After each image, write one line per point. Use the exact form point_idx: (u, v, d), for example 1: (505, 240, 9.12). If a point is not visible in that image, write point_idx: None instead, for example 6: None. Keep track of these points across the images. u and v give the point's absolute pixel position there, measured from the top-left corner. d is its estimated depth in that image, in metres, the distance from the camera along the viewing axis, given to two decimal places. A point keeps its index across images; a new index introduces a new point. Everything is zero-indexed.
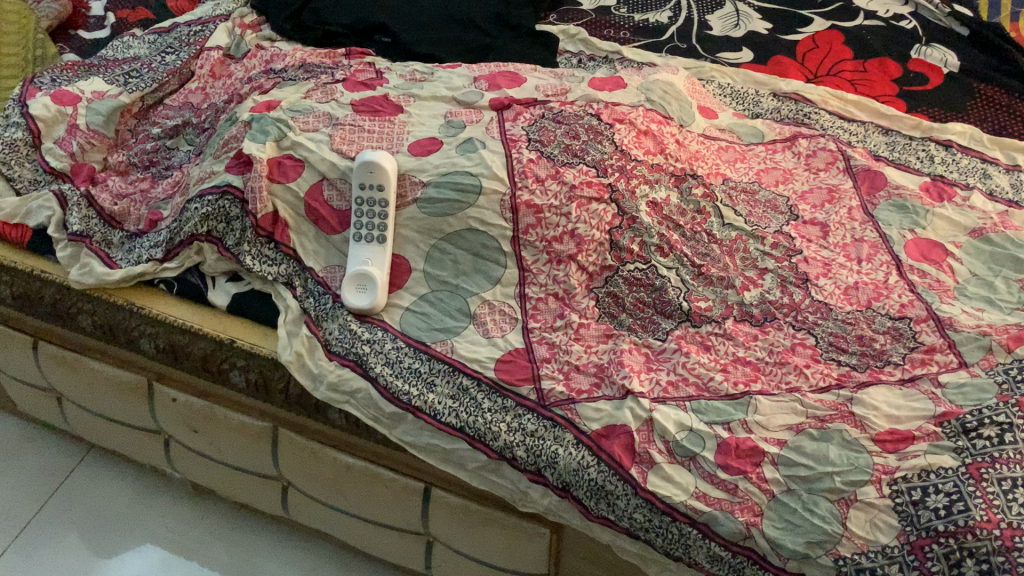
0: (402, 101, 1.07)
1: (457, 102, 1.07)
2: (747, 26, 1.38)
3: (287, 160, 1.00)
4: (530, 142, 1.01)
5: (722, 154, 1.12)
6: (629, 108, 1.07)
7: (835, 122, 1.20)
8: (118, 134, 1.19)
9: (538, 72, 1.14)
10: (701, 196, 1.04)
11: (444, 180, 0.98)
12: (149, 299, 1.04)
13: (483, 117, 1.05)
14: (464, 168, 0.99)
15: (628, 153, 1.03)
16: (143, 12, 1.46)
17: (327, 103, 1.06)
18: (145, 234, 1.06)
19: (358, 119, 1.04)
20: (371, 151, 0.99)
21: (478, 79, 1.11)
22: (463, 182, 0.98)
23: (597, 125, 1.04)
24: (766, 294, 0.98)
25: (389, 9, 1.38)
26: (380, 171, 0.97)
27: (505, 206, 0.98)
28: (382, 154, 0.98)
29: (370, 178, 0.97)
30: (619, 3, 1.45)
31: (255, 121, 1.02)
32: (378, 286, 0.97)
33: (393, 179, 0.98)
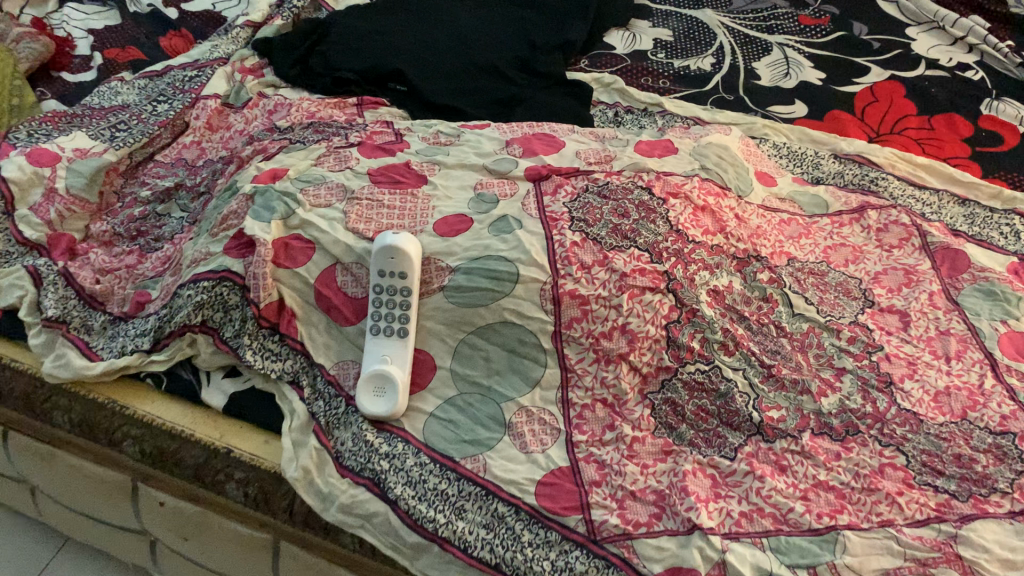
0: (426, 170, 0.94)
1: (488, 171, 0.95)
2: (799, 75, 1.26)
3: (296, 242, 0.87)
4: (574, 222, 0.88)
5: (785, 229, 1.00)
6: (682, 178, 0.94)
7: (905, 190, 1.07)
8: (103, 197, 1.06)
9: (576, 134, 1.02)
10: (766, 281, 0.92)
11: (476, 267, 0.86)
12: (136, 396, 0.91)
13: (518, 191, 0.92)
14: (499, 253, 0.86)
15: (684, 233, 0.90)
16: (133, 51, 1.33)
17: (341, 172, 0.93)
18: (130, 320, 0.93)
19: (376, 192, 0.91)
20: (393, 232, 0.86)
21: (510, 143, 0.98)
22: (498, 269, 0.85)
23: (649, 201, 0.91)
24: (846, 402, 0.85)
25: (405, 54, 1.26)
26: (403, 255, 0.84)
27: (546, 297, 0.85)
28: (404, 235, 0.86)
29: (391, 263, 0.84)
30: (656, 47, 1.32)
31: (259, 194, 0.89)
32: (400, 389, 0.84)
33: (416, 264, 0.85)
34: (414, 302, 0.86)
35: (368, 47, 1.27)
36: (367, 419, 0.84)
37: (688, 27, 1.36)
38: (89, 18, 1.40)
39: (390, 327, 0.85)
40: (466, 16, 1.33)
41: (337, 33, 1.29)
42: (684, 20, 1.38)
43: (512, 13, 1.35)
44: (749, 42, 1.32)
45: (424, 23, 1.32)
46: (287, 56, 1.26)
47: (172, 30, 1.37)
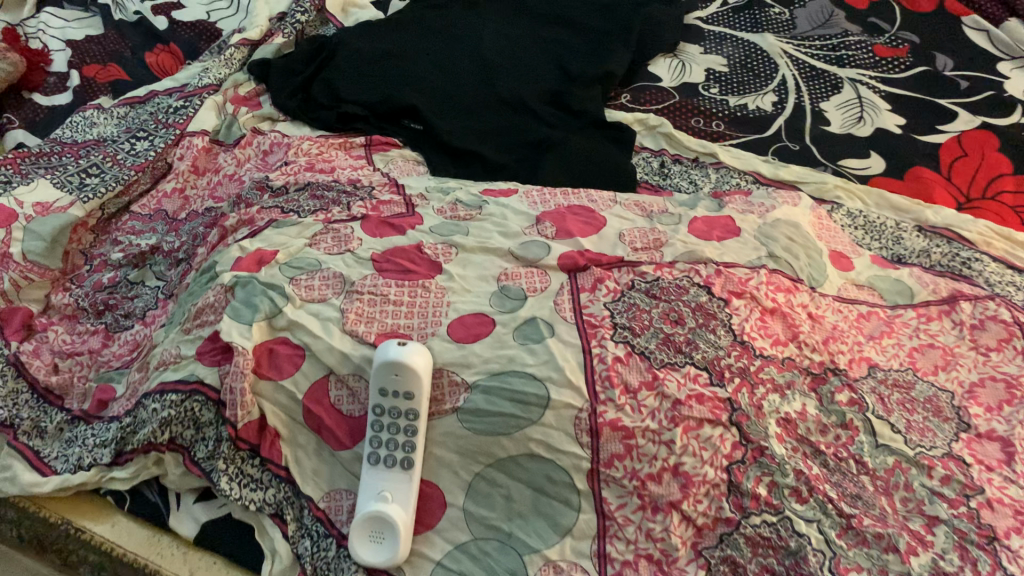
0: (440, 254, 0.79)
1: (514, 258, 0.79)
2: (875, 120, 1.09)
3: (281, 347, 0.73)
4: (616, 330, 0.73)
5: (864, 326, 0.85)
6: (746, 271, 0.79)
7: (1004, 275, 0.91)
8: (67, 258, 0.92)
9: (620, 206, 0.86)
10: (846, 403, 0.77)
11: (496, 385, 0.71)
12: (95, 518, 0.77)
13: (550, 287, 0.77)
14: (525, 369, 0.71)
15: (750, 345, 0.74)
16: (115, 70, 1.17)
17: (339, 257, 0.78)
18: (90, 423, 0.79)
19: (381, 284, 0.76)
20: (398, 342, 0.72)
21: (541, 220, 0.83)
22: (524, 391, 0.70)
23: (708, 303, 0.75)
24: (942, 563, 0.69)
25: (421, 85, 1.10)
26: (407, 371, 0.69)
27: (582, 427, 0.70)
28: (413, 346, 0.71)
29: (395, 380, 0.70)
30: (708, 80, 1.15)
31: (240, 286, 0.75)
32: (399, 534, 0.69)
33: (426, 381, 0.70)
34: (421, 427, 0.71)
35: (379, 75, 1.11)
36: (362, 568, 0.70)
37: (745, 56, 1.19)
38: (69, 27, 1.24)
39: (391, 456, 0.70)
40: (492, 39, 1.17)
41: (344, 57, 1.13)
42: (741, 46, 1.21)
43: (544, 35, 1.19)
44: (816, 76, 1.15)
45: (445, 46, 1.16)
46: (286, 84, 1.11)
47: (160, 46, 1.22)
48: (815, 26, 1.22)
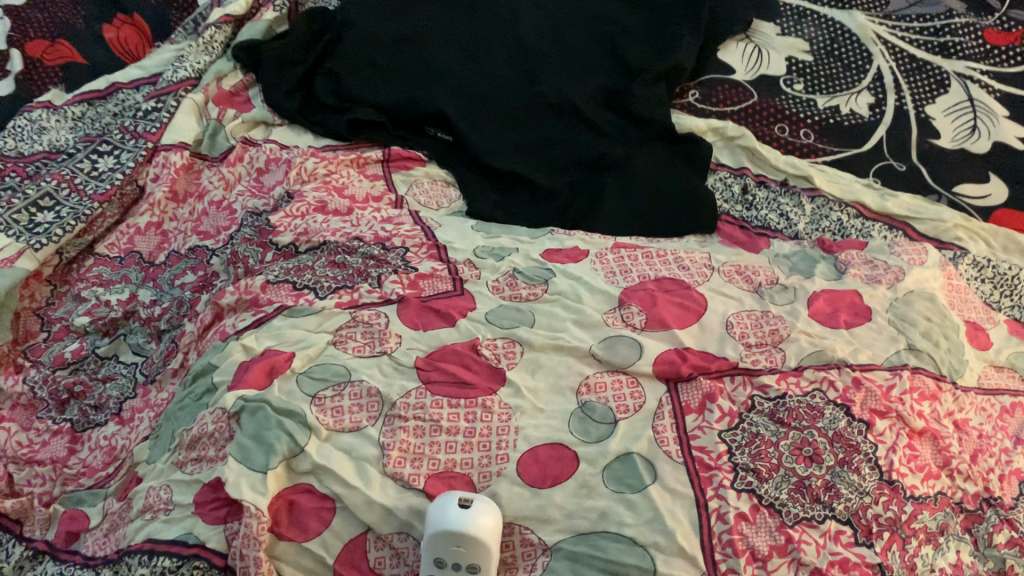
0: (502, 357, 0.62)
1: (596, 360, 0.62)
2: (992, 132, 0.91)
3: (304, 497, 0.56)
4: (738, 473, 0.57)
5: (1013, 424, 0.69)
6: (887, 376, 0.63)
7: None
8: (18, 324, 0.73)
9: (720, 277, 0.69)
10: (1007, 546, 0.62)
11: (581, 550, 0.55)
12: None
13: (645, 407, 0.60)
14: (623, 530, 0.55)
15: (900, 486, 0.59)
16: (66, 49, 0.95)
17: (373, 361, 0.61)
18: (57, 560, 0.60)
19: (430, 405, 0.59)
20: (457, 497, 0.55)
21: (625, 302, 0.66)
22: (620, 560, 0.54)
23: (848, 430, 0.60)
24: None
25: (449, 80, 0.90)
26: (476, 540, 0.53)
27: None
28: (479, 504, 0.54)
29: (457, 551, 0.53)
30: (791, 72, 0.96)
31: (248, 413, 0.57)
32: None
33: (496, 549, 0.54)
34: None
35: (396, 65, 0.91)
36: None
37: (830, 40, 0.99)
38: None
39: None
40: (530, 15, 0.96)
41: (353, 41, 0.93)
42: (826, 27, 1.01)
43: (593, 10, 0.98)
44: (919, 70, 0.95)
45: (472, 25, 0.95)
46: (281, 77, 0.91)
47: (122, 17, 1.01)
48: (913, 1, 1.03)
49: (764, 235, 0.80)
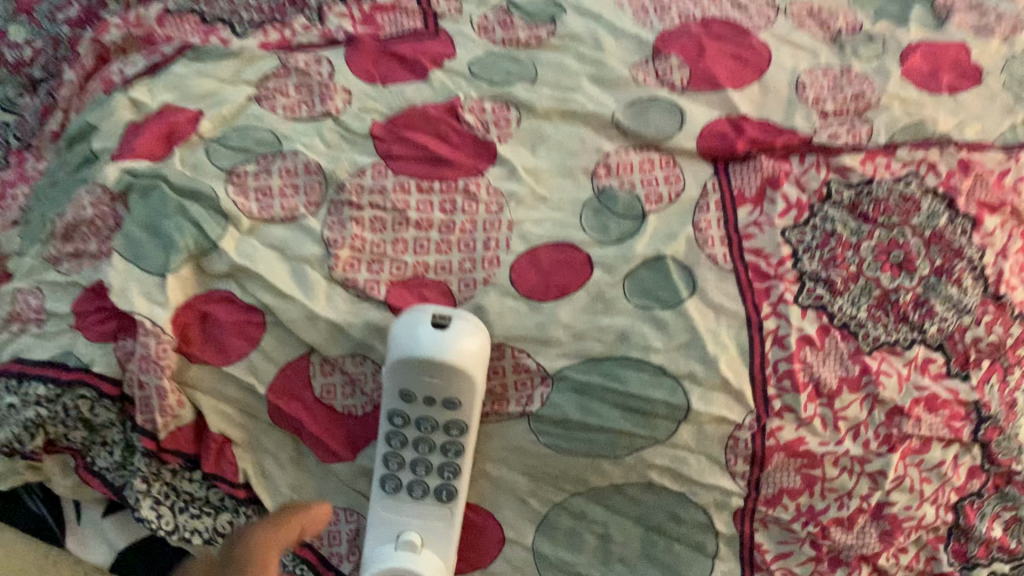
0: (491, 126, 0.46)
1: (620, 132, 0.46)
2: None
3: (221, 308, 0.41)
4: (805, 285, 0.43)
5: None
6: (1001, 158, 0.48)
7: None
8: None
9: (787, 20, 0.51)
10: None
11: (597, 380, 0.42)
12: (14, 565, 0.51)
13: (683, 197, 0.45)
14: (649, 358, 0.42)
15: (1007, 303, 0.45)
16: None
17: (314, 125, 0.45)
18: None
19: (394, 189, 0.43)
20: (427, 310, 0.40)
21: (661, 52, 0.48)
22: (646, 396, 0.42)
23: (949, 229, 0.45)
24: None
25: None
26: (454, 371, 0.40)
27: (738, 451, 0.43)
28: (458, 322, 0.40)
29: (428, 384, 0.40)
30: None
31: (139, 194, 0.42)
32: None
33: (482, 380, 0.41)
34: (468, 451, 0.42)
35: None
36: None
37: None
38: None
39: (422, 494, 0.43)
40: None
41: None
42: None
43: None
44: None
45: None
46: None
47: None
48: None
49: None
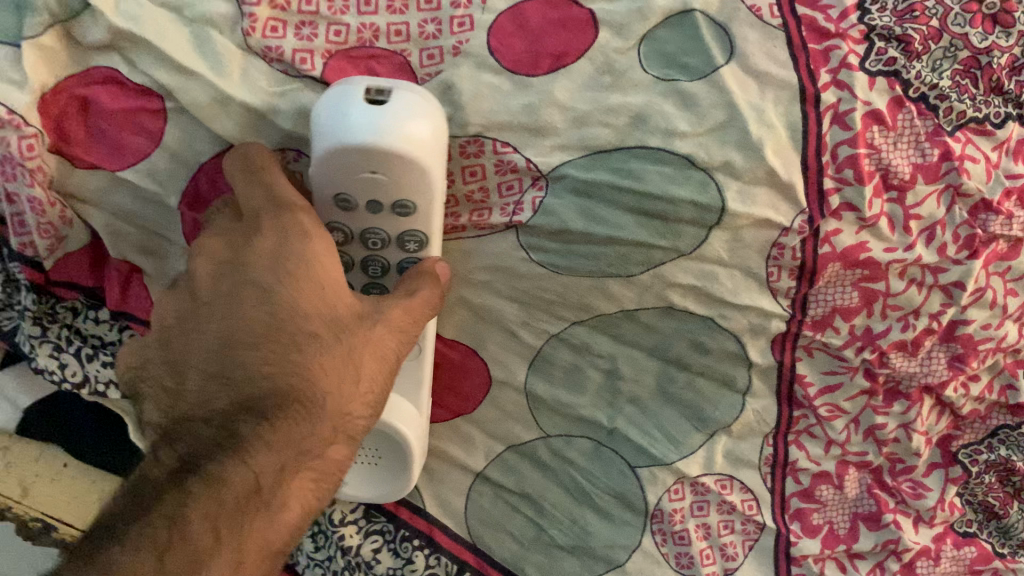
0: None
1: None
2: None
3: (102, 94, 0.31)
4: (875, 46, 0.33)
5: None
6: None
7: None
8: None
9: None
10: None
11: (604, 176, 0.33)
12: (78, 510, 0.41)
13: None
14: (672, 145, 0.32)
15: None
16: None
17: None
18: None
19: None
20: (357, 82, 0.30)
21: None
22: (669, 196, 0.32)
23: None
24: None
25: None
26: (401, 162, 0.30)
27: (782, 263, 0.34)
28: (399, 96, 0.30)
29: (368, 184, 0.30)
30: None
31: None
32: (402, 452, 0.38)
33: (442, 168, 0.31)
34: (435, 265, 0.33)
35: None
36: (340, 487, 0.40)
37: None
38: None
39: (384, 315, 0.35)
40: None
41: None
42: None
43: None
44: None
45: None
46: None
47: None
48: None
49: None
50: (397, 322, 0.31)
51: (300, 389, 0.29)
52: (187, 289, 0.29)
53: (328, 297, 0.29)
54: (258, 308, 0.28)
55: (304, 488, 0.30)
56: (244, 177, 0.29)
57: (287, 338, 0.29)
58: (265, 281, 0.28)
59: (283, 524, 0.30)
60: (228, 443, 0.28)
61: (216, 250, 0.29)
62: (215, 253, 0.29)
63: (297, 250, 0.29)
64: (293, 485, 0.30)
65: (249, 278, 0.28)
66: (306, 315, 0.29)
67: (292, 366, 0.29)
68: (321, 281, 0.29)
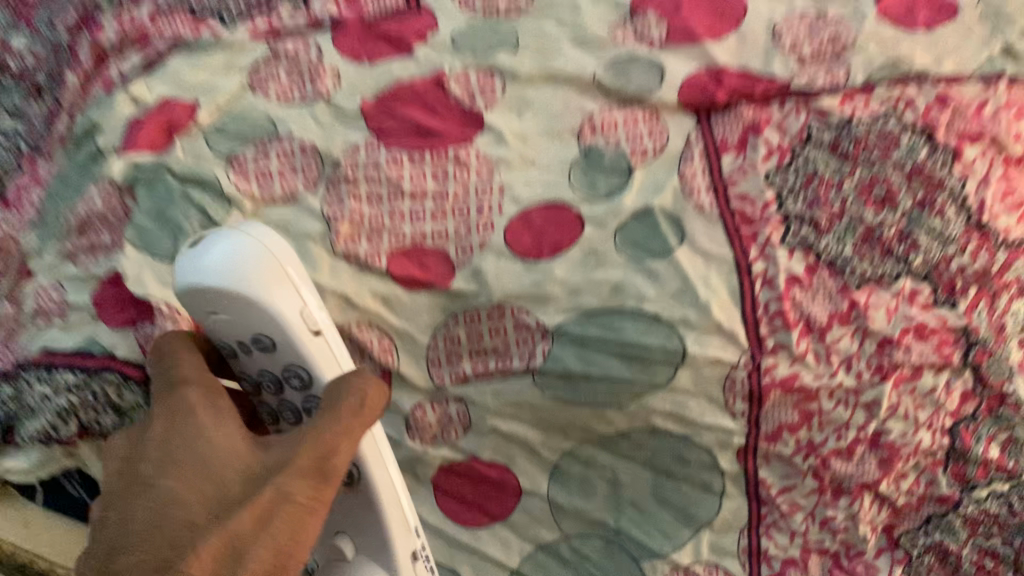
0: (478, 96, 0.47)
1: (602, 89, 0.47)
2: None
3: None
4: (791, 227, 0.44)
5: None
6: (979, 90, 0.49)
7: None
8: None
9: None
10: None
11: (599, 330, 0.43)
12: None
13: (668, 149, 0.46)
14: (644, 307, 0.43)
15: (991, 230, 0.46)
16: None
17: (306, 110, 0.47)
18: None
19: (388, 164, 0.45)
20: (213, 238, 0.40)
21: (639, 10, 0.49)
22: (644, 344, 0.43)
23: (928, 162, 0.46)
24: None
25: None
26: (242, 300, 0.38)
27: (736, 390, 0.44)
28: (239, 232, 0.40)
29: (223, 323, 0.39)
30: None
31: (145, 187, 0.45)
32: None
33: (292, 302, 0.39)
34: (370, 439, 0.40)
35: None
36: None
37: None
38: None
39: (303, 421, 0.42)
40: None
41: None
42: None
43: None
44: None
45: None
46: None
47: None
48: None
49: None
50: (307, 466, 0.34)
51: (188, 539, 0.31)
52: (114, 480, 0.34)
53: (216, 456, 0.34)
54: (145, 507, 0.32)
55: None
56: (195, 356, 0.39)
57: (183, 502, 0.32)
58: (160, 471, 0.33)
59: None
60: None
61: (125, 448, 0.36)
62: (126, 456, 0.35)
63: (198, 430, 0.35)
64: None
65: (147, 458, 0.34)
66: (189, 488, 0.33)
67: (190, 522, 0.31)
68: (207, 456, 0.34)
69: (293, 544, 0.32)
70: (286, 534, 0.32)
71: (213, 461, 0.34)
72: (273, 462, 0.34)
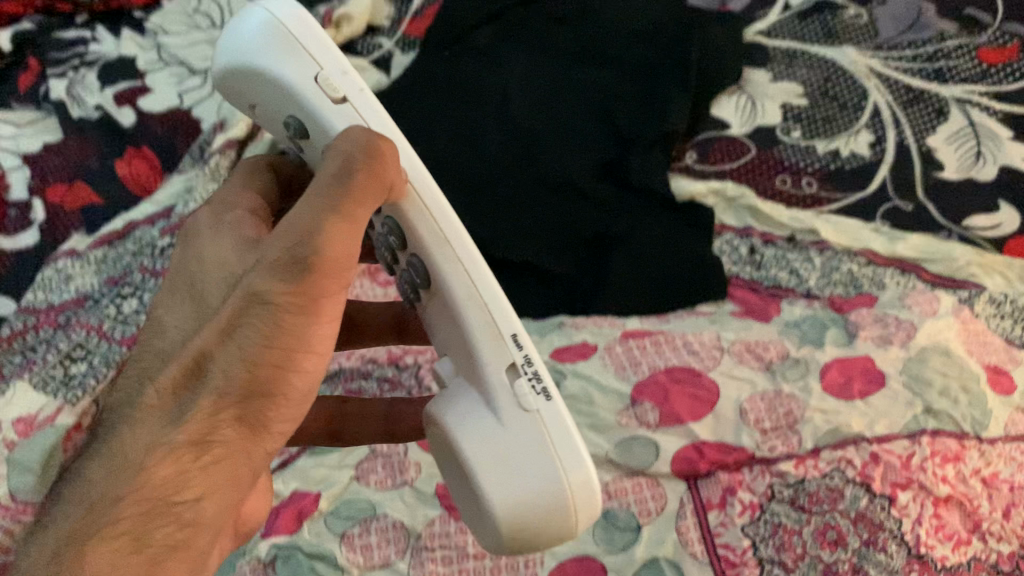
0: None
1: (613, 463, 0.64)
2: (996, 157, 0.94)
3: None
4: (767, 569, 0.58)
5: None
6: (906, 445, 0.63)
7: None
8: None
9: (730, 357, 0.70)
10: None
11: None
12: None
13: (666, 508, 0.62)
14: None
15: (929, 559, 0.59)
16: (85, 192, 0.95)
17: None
18: None
19: None
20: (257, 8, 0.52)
21: (637, 400, 0.67)
22: None
23: (869, 506, 0.60)
24: None
25: (449, 169, 0.93)
26: (255, 71, 0.51)
27: None
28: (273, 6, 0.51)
29: (263, 110, 0.53)
30: (789, 120, 0.99)
31: (282, 559, 0.66)
32: (498, 389, 0.47)
33: (305, 68, 0.50)
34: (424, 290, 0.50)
35: None
36: (512, 499, 0.45)
37: (824, 81, 1.02)
38: (22, 134, 0.99)
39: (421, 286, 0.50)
40: (519, 88, 0.99)
41: None
42: (818, 67, 1.03)
43: (580, 79, 1.00)
44: (920, 95, 0.99)
45: (467, 104, 0.98)
46: None
47: (131, 148, 0.99)
48: (904, 28, 1.04)
49: (777, 299, 0.85)
50: (290, 237, 0.41)
51: (189, 353, 0.41)
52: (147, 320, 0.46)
53: (217, 253, 0.45)
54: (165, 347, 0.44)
55: (184, 449, 0.40)
56: (282, 190, 0.56)
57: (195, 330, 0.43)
58: (165, 296, 0.46)
59: (173, 443, 0.40)
60: (136, 412, 0.41)
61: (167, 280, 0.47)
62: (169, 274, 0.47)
63: (212, 243, 0.46)
64: (173, 456, 0.40)
65: (181, 271, 0.46)
66: (193, 303, 0.44)
67: (190, 343, 0.42)
68: (207, 270, 0.45)
69: (264, 342, 0.41)
70: (264, 329, 0.40)
71: (219, 266, 0.44)
72: (263, 252, 0.42)
